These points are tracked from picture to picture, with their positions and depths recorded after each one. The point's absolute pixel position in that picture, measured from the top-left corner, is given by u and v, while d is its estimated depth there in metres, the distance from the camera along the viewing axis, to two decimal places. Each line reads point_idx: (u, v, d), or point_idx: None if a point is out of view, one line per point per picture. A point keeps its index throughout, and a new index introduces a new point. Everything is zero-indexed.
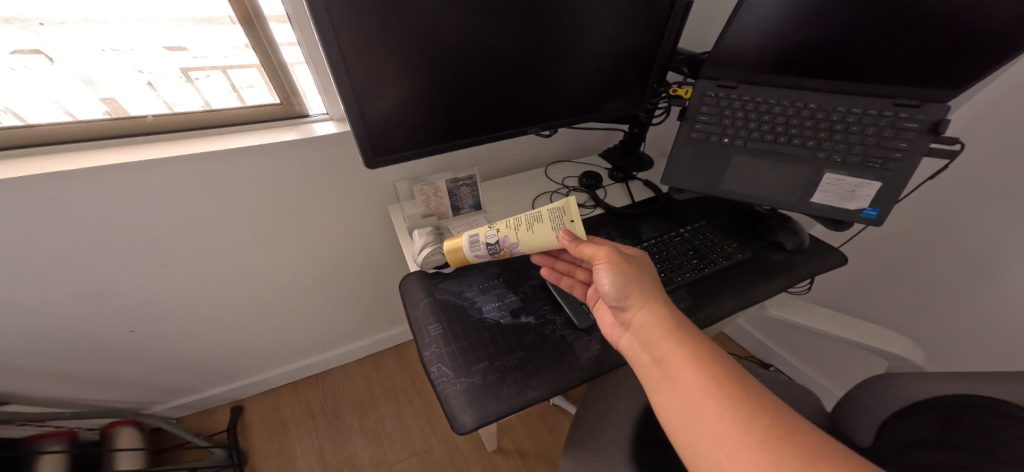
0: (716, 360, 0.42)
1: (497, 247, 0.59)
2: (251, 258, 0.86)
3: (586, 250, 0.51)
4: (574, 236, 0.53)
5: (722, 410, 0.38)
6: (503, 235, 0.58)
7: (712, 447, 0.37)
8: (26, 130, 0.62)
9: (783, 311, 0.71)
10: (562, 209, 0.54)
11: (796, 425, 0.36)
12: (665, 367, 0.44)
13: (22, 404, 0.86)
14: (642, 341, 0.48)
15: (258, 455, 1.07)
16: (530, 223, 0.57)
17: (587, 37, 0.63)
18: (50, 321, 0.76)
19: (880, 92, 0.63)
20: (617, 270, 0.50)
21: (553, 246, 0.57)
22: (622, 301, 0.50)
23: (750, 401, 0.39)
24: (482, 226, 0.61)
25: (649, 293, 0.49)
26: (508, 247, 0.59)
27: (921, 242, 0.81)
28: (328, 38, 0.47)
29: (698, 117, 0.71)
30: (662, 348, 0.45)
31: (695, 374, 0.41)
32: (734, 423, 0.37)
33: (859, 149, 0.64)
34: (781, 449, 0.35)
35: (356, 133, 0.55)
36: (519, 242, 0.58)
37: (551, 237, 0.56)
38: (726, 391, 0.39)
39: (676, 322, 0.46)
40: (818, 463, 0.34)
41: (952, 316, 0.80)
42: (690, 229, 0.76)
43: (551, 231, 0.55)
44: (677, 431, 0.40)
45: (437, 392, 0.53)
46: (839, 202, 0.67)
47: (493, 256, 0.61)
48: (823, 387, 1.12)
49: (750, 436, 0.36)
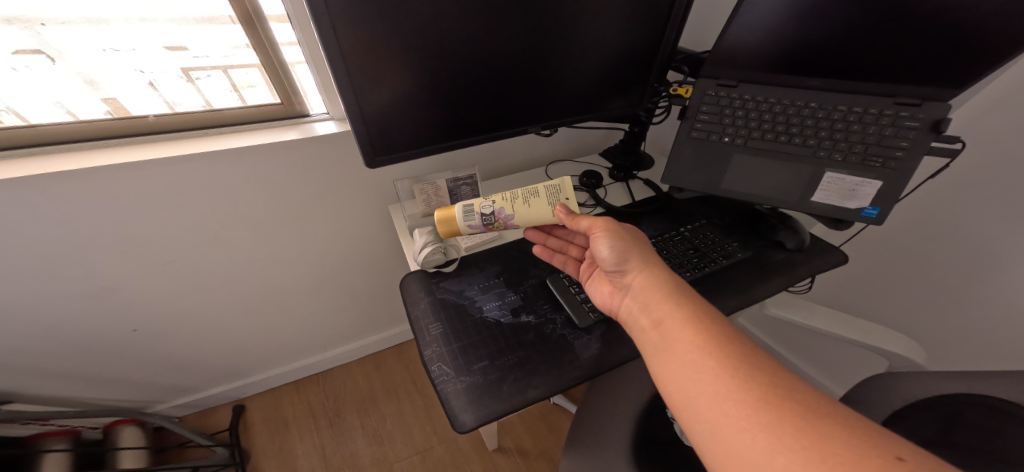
0: (712, 322, 0.43)
1: (493, 218, 0.60)
2: (252, 257, 0.87)
3: (584, 222, 0.54)
4: (570, 210, 0.57)
5: (720, 368, 0.39)
6: (501, 207, 0.60)
7: (709, 404, 0.37)
8: (28, 130, 0.63)
9: (783, 310, 0.71)
10: (558, 187, 0.59)
11: (793, 385, 0.37)
12: (663, 331, 0.44)
13: (25, 402, 0.86)
14: (640, 307, 0.48)
15: (260, 454, 1.08)
16: (527, 197, 0.60)
17: (587, 36, 0.63)
18: (53, 320, 0.77)
19: (881, 91, 0.63)
20: (616, 239, 0.52)
21: (546, 221, 0.61)
22: (621, 270, 0.51)
23: (747, 360, 0.39)
24: (476, 196, 0.61)
25: (647, 262, 0.50)
26: (503, 219, 0.60)
27: (922, 241, 0.81)
28: (327, 38, 0.47)
29: (698, 116, 0.71)
30: (660, 311, 0.45)
31: (693, 336, 0.42)
32: (732, 381, 0.37)
33: (860, 148, 0.64)
34: (779, 406, 0.35)
35: (356, 132, 0.55)
36: (516, 214, 0.60)
37: (547, 211, 0.60)
38: (724, 351, 0.40)
39: (674, 288, 0.47)
40: (815, 420, 0.34)
41: (953, 315, 0.80)
42: (690, 228, 0.76)
43: (549, 207, 0.59)
44: (675, 392, 0.40)
45: (437, 390, 0.54)
46: (840, 201, 0.67)
47: (485, 227, 0.62)
48: (824, 387, 1.11)
49: (747, 394, 0.36)
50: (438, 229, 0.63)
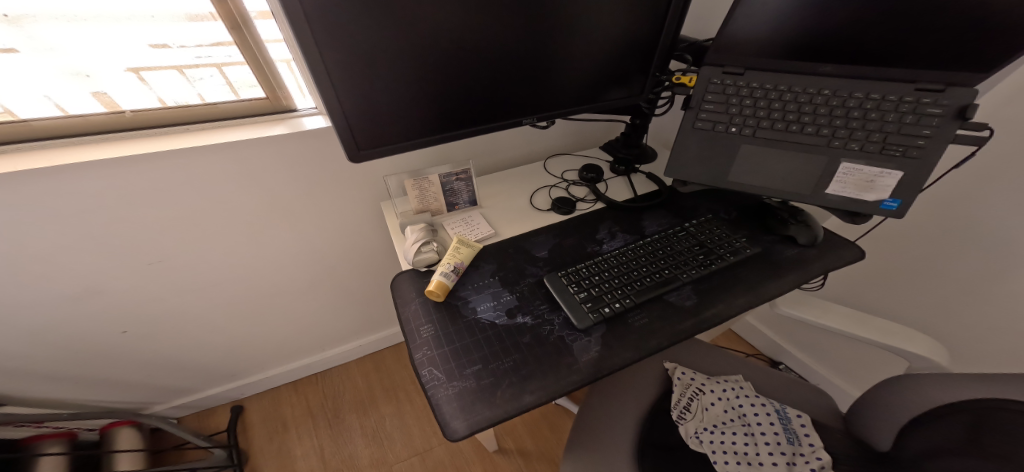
0: None
1: (459, 270, 0.64)
2: (244, 256, 0.85)
3: None
4: None
5: None
6: (456, 260, 0.64)
7: None
8: (16, 125, 0.59)
9: (795, 309, 0.67)
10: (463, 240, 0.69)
11: None
12: None
13: (21, 405, 0.86)
14: None
15: (258, 455, 1.06)
16: (457, 248, 0.66)
17: (584, 21, 0.59)
18: (44, 322, 0.76)
19: (901, 76, 0.58)
20: None
21: (478, 253, 0.69)
22: None
23: None
24: (438, 269, 0.63)
25: None
26: (463, 264, 0.65)
27: (943, 235, 0.77)
28: (301, 28, 0.44)
29: (703, 105, 0.67)
30: None
31: None
32: None
33: (878, 137, 0.60)
34: None
35: (338, 128, 0.52)
36: (465, 259, 0.66)
37: (472, 246, 0.68)
38: None
39: None
40: None
41: (976, 311, 0.76)
42: (696, 223, 0.73)
43: (472, 243, 0.68)
44: None
45: (427, 396, 0.51)
46: (857, 192, 0.63)
47: (466, 284, 0.64)
48: (837, 387, 1.08)
49: None
50: (439, 293, 0.61)
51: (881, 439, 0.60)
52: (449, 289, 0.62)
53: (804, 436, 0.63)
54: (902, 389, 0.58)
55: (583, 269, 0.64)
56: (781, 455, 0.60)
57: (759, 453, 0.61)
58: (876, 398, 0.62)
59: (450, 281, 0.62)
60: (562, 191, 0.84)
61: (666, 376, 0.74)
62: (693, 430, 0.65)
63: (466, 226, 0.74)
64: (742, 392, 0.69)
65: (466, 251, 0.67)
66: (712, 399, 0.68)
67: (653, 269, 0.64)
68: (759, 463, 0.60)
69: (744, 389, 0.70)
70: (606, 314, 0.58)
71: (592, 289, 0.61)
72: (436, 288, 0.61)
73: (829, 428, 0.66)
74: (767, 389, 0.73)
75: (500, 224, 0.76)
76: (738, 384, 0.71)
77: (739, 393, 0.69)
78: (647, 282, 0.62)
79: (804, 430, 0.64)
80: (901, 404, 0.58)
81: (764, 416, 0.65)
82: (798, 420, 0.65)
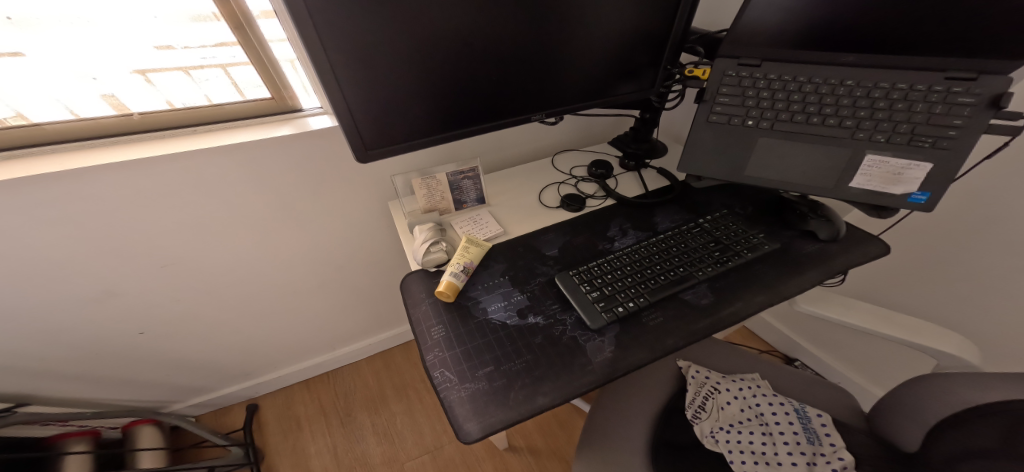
0: None
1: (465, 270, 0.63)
2: (255, 257, 0.85)
3: None
4: None
5: None
6: (461, 260, 0.63)
7: None
8: (31, 128, 0.60)
9: (817, 306, 0.64)
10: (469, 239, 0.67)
11: None
12: None
13: (45, 405, 0.88)
14: None
15: (273, 452, 1.08)
16: (462, 249, 0.65)
17: (592, 12, 0.57)
18: (64, 324, 0.78)
19: (930, 65, 0.55)
20: None
21: (484, 250, 0.67)
22: None
23: None
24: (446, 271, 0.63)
25: None
26: (468, 263, 0.63)
27: (970, 228, 0.74)
28: (306, 27, 0.43)
29: (718, 98, 0.65)
30: None
31: None
32: None
33: (905, 128, 0.58)
34: None
35: (345, 129, 0.52)
36: (470, 257, 0.64)
37: (478, 243, 0.66)
38: None
39: None
40: None
41: (1007, 306, 0.73)
42: (710, 218, 0.71)
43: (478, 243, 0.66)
44: None
45: (440, 398, 0.51)
46: (883, 186, 0.61)
47: (474, 285, 0.64)
48: (858, 385, 1.05)
49: None
50: (447, 290, 0.60)
51: (907, 439, 0.57)
52: (458, 289, 0.61)
53: (825, 436, 0.61)
54: (928, 388, 0.56)
55: (595, 267, 0.63)
56: (801, 455, 0.59)
57: (777, 453, 0.59)
58: (901, 398, 0.60)
59: (459, 280, 0.61)
60: (571, 188, 0.83)
61: (680, 374, 0.72)
62: (708, 429, 0.64)
63: (474, 225, 0.74)
64: (759, 390, 0.67)
65: (473, 249, 0.65)
66: (728, 398, 0.66)
67: (667, 267, 0.62)
68: (777, 463, 0.58)
69: (762, 388, 0.68)
70: (620, 313, 0.57)
71: (605, 288, 0.59)
72: (446, 289, 0.60)
73: (851, 428, 0.64)
74: (786, 388, 0.71)
75: (508, 222, 0.75)
76: (755, 383, 0.69)
77: (756, 391, 0.67)
78: (661, 280, 0.60)
79: (825, 430, 0.62)
80: (929, 404, 0.55)
81: (782, 414, 0.63)
82: (819, 419, 0.64)
